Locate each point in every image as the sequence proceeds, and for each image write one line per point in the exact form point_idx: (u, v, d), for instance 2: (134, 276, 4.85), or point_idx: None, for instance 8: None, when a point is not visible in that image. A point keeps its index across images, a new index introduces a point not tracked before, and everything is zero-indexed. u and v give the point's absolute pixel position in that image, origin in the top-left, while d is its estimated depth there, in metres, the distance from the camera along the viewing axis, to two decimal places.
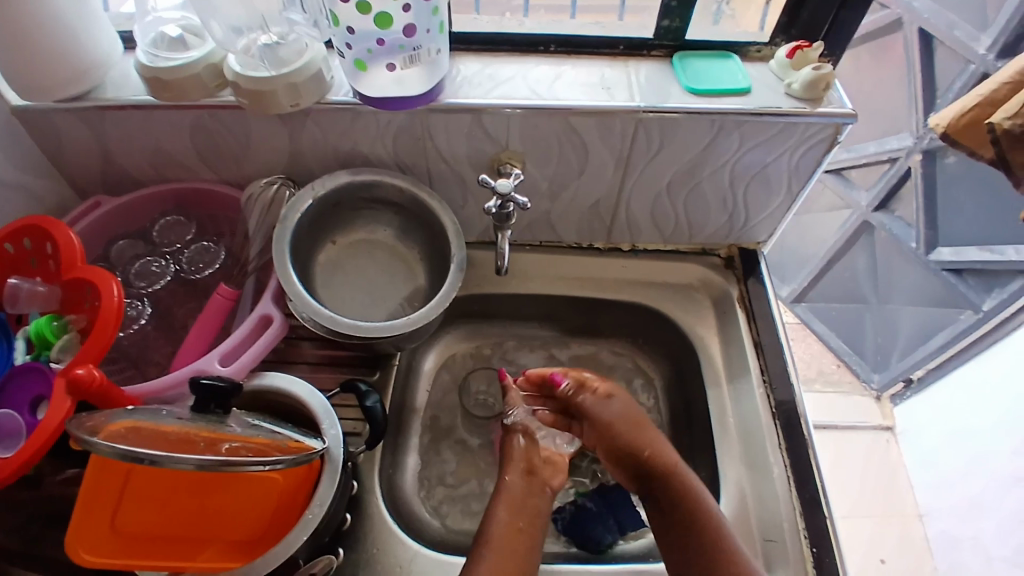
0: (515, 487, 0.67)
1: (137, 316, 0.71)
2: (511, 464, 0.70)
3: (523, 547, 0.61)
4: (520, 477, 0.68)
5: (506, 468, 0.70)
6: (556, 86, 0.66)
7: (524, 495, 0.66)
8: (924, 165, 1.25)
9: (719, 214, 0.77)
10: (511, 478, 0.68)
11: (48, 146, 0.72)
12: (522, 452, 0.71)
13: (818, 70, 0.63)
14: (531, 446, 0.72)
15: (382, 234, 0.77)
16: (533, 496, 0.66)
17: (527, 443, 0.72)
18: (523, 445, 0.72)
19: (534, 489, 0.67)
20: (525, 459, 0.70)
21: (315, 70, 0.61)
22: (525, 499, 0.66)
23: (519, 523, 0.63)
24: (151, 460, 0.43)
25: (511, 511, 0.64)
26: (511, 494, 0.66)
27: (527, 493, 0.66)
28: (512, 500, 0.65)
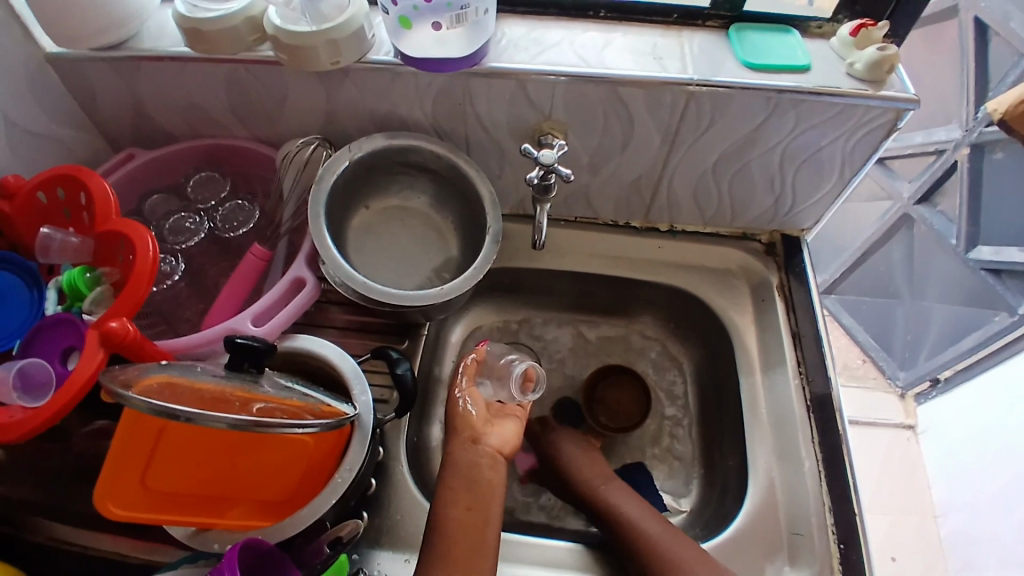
0: (462, 462, 0.63)
1: (171, 272, 0.71)
2: (456, 433, 0.65)
3: (475, 544, 0.58)
4: (466, 448, 0.64)
5: (449, 440, 0.65)
6: (605, 53, 0.63)
7: (473, 470, 0.62)
8: (971, 159, 1.20)
9: (764, 197, 0.74)
10: (456, 451, 0.64)
11: (83, 96, 0.71)
12: (465, 420, 0.66)
13: (883, 51, 0.60)
14: (478, 412, 0.67)
15: (416, 202, 0.75)
16: (483, 472, 0.62)
17: (471, 410, 0.67)
18: (467, 413, 0.66)
19: (483, 458, 0.63)
20: (469, 426, 0.65)
21: (358, 27, 0.59)
22: (472, 478, 0.62)
23: (467, 506, 0.60)
24: (188, 417, 0.43)
25: (463, 494, 0.60)
26: (458, 472, 0.62)
27: (478, 468, 0.62)
28: (460, 482, 0.61)
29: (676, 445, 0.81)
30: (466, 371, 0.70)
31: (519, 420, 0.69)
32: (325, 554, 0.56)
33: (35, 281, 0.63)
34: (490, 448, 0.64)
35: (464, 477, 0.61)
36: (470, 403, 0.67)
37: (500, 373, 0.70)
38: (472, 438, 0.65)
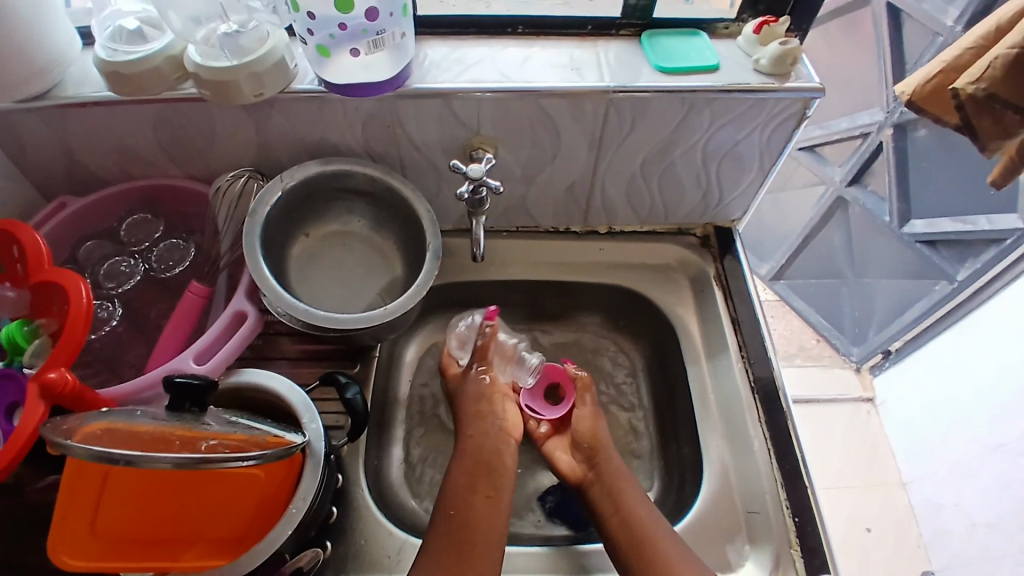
0: (483, 446, 0.68)
1: (108, 318, 0.70)
2: (470, 417, 0.71)
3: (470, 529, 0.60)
4: (490, 433, 0.69)
5: (468, 420, 0.71)
6: (526, 68, 0.65)
7: (488, 455, 0.67)
8: (896, 139, 1.27)
9: (693, 193, 0.77)
10: (476, 434, 0.69)
11: (9, 148, 0.70)
12: (486, 402, 0.72)
13: (785, 45, 0.63)
14: (494, 392, 0.74)
15: (356, 225, 0.76)
16: (497, 456, 0.67)
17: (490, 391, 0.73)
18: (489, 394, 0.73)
19: (500, 445, 0.69)
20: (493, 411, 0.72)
21: (278, 57, 0.60)
22: (489, 462, 0.67)
23: (488, 492, 0.64)
24: (128, 461, 0.42)
25: (476, 475, 0.65)
26: (471, 454, 0.67)
27: (492, 454, 0.67)
28: (474, 462, 0.66)
29: (634, 442, 0.81)
30: (482, 354, 0.75)
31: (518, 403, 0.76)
32: None
33: None
34: (502, 427, 0.71)
35: (483, 462, 0.66)
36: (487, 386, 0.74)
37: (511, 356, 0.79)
38: (494, 422, 0.71)
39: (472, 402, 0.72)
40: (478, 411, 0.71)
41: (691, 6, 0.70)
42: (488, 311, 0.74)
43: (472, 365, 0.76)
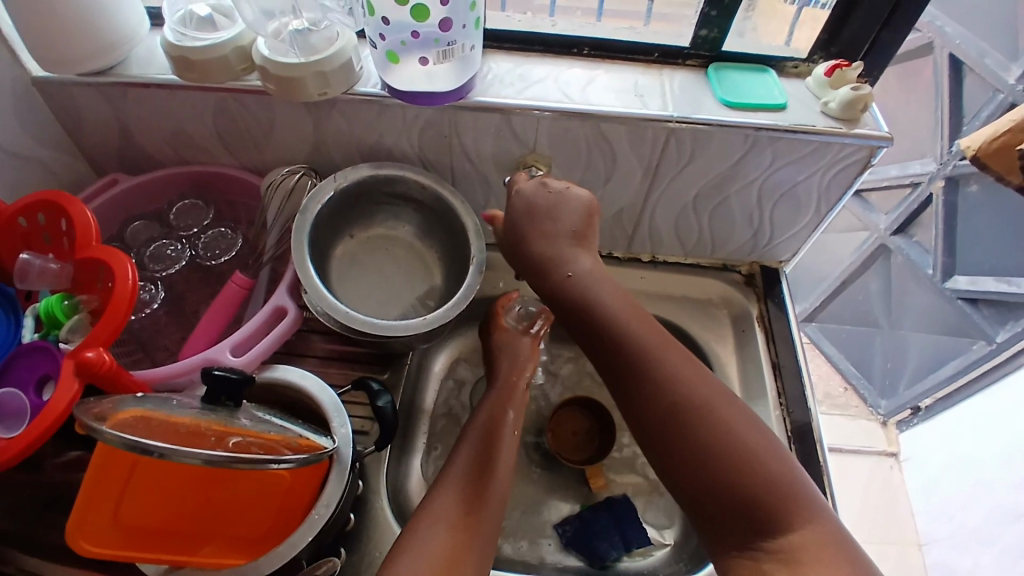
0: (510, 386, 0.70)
1: (150, 301, 0.71)
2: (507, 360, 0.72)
3: (478, 499, 0.58)
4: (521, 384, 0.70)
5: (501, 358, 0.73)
6: (589, 90, 0.65)
7: (512, 386, 0.69)
8: (947, 192, 1.23)
9: (744, 231, 0.76)
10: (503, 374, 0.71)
11: (67, 120, 0.71)
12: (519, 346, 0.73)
13: (857, 90, 0.62)
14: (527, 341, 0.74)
15: (401, 231, 0.76)
16: (516, 387, 0.70)
17: (527, 342, 0.74)
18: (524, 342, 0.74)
19: (521, 381, 0.70)
20: (521, 350, 0.73)
21: (346, 59, 0.60)
22: (512, 389, 0.69)
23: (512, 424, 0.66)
24: (160, 453, 0.42)
25: (504, 408, 0.67)
26: (500, 397, 0.68)
27: (516, 388, 0.69)
28: (503, 401, 0.68)
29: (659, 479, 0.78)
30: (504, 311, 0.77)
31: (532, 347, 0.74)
32: None
33: (14, 308, 0.62)
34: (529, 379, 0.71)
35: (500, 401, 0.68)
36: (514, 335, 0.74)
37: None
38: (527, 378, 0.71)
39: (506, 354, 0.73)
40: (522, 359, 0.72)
41: (742, 38, 0.69)
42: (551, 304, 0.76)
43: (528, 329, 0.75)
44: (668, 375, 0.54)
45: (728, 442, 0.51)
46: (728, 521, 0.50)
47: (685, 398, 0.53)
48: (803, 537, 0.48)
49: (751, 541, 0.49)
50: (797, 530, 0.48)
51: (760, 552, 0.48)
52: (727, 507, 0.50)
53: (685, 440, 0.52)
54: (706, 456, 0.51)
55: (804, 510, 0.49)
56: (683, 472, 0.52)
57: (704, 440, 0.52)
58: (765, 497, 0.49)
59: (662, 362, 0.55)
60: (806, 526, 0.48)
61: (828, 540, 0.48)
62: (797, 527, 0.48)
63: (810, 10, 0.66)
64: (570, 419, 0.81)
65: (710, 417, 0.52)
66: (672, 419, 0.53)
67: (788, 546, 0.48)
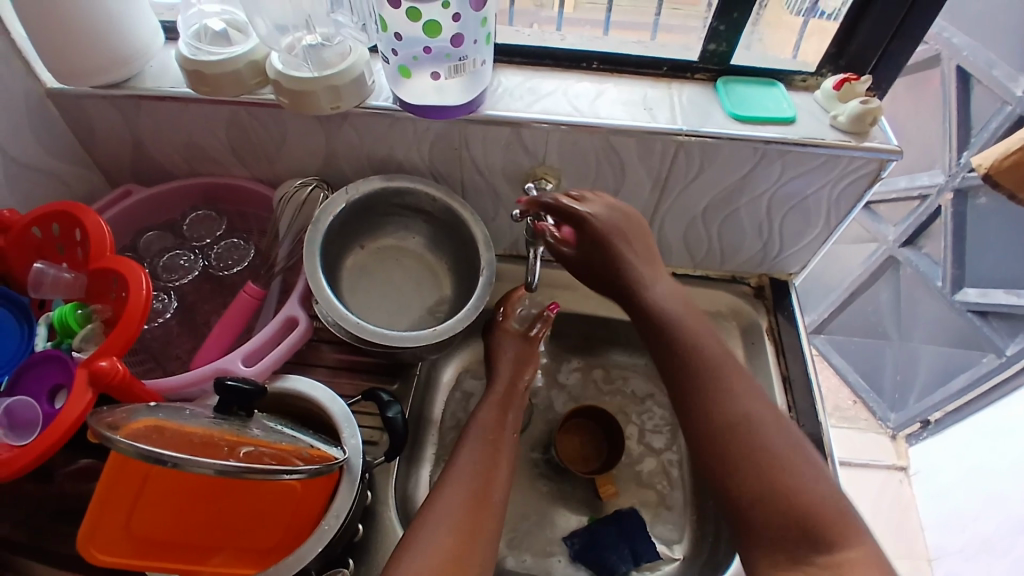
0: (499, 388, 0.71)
1: (163, 310, 0.71)
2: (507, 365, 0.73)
3: (484, 494, 0.60)
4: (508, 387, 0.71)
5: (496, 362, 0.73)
6: (598, 103, 0.65)
7: (509, 395, 0.70)
8: (956, 204, 1.22)
9: (753, 243, 0.76)
10: (499, 380, 0.72)
11: (82, 131, 0.72)
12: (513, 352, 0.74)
13: (866, 104, 0.62)
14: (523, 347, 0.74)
15: (410, 242, 0.76)
16: (512, 394, 0.70)
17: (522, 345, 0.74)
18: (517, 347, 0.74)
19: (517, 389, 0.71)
20: (519, 355, 0.73)
21: (358, 73, 0.60)
22: (508, 398, 0.70)
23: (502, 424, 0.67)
24: (174, 463, 0.42)
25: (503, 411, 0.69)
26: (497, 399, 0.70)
27: (512, 395, 0.70)
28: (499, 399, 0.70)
29: (667, 491, 0.78)
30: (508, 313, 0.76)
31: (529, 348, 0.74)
32: None
33: (26, 316, 0.63)
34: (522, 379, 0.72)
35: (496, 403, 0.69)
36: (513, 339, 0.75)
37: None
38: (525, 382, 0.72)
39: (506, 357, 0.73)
40: (519, 360, 0.73)
41: (749, 51, 0.70)
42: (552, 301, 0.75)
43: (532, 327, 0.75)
44: (734, 390, 0.58)
45: (785, 459, 0.54)
46: (778, 530, 0.52)
47: (741, 412, 0.57)
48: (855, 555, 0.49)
49: (805, 554, 0.50)
50: (849, 548, 0.50)
51: (810, 564, 0.50)
52: (780, 519, 0.52)
53: (740, 449, 0.55)
54: (765, 469, 0.54)
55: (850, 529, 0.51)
56: (739, 483, 0.54)
57: (760, 456, 0.54)
58: (813, 508, 0.51)
59: (737, 385, 0.59)
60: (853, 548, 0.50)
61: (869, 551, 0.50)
62: (851, 544, 0.50)
63: (816, 22, 0.67)
64: (577, 431, 0.81)
65: (760, 429, 0.56)
66: (725, 432, 0.57)
67: (842, 559, 0.49)
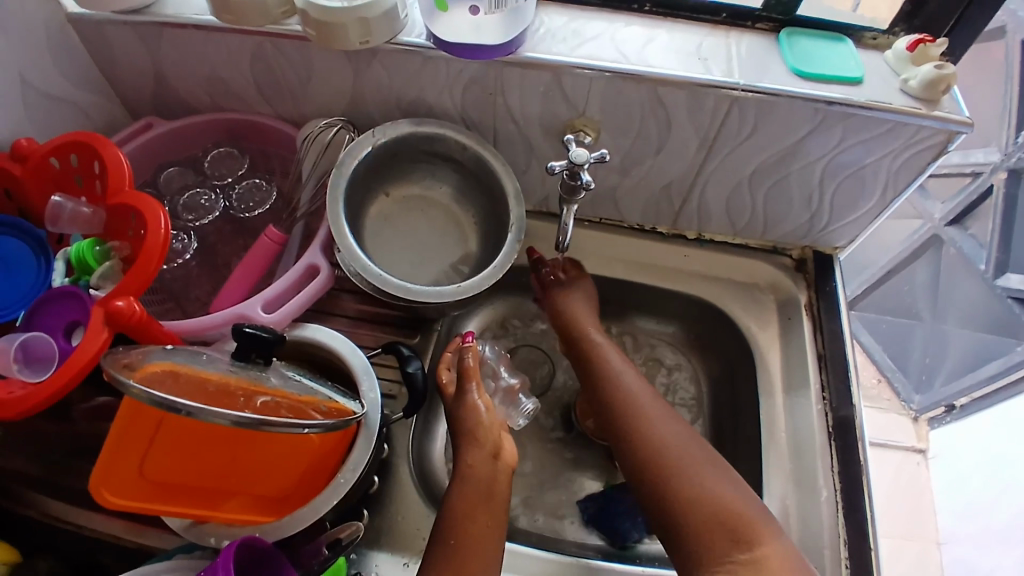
0: (479, 474, 0.57)
1: (183, 251, 0.69)
2: (468, 442, 0.59)
3: None
4: (486, 461, 0.58)
5: (462, 448, 0.59)
6: (648, 50, 0.60)
7: (488, 481, 0.57)
8: (1009, 184, 1.14)
9: (800, 212, 0.71)
10: (475, 464, 0.58)
11: (101, 59, 0.68)
12: (476, 426, 0.60)
13: (941, 69, 0.56)
14: (494, 416, 0.61)
15: (437, 192, 0.73)
16: (498, 484, 0.57)
17: (482, 413, 0.61)
18: (478, 413, 0.60)
19: (502, 474, 0.58)
20: (490, 433, 0.59)
21: (389, 6, 0.56)
22: (490, 490, 0.56)
23: (486, 519, 0.55)
24: (188, 411, 0.40)
25: (475, 511, 0.55)
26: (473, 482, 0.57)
27: (495, 482, 0.57)
28: (473, 493, 0.56)
29: None
30: (472, 374, 0.63)
31: (486, 424, 0.60)
32: (323, 555, 0.53)
33: (43, 249, 0.61)
34: (501, 452, 0.59)
35: (474, 489, 0.56)
36: (486, 411, 0.61)
37: (507, 395, 0.73)
38: (498, 459, 0.58)
39: (472, 428, 0.60)
40: (487, 436, 0.59)
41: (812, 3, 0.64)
42: (465, 333, 0.66)
43: (467, 385, 0.62)
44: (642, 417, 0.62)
45: (668, 461, 0.58)
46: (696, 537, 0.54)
47: (631, 429, 0.61)
48: (770, 552, 0.52)
49: (728, 552, 0.52)
50: (761, 544, 0.52)
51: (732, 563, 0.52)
52: (695, 526, 0.54)
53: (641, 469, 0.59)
54: (666, 488, 0.57)
55: (766, 529, 0.53)
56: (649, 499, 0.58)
57: (666, 474, 0.57)
58: (701, 511, 0.55)
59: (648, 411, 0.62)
60: (763, 543, 0.53)
61: (778, 544, 0.53)
62: (764, 540, 0.53)
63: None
64: None
65: (647, 439, 0.60)
66: (631, 451, 0.61)
67: (758, 556, 0.52)
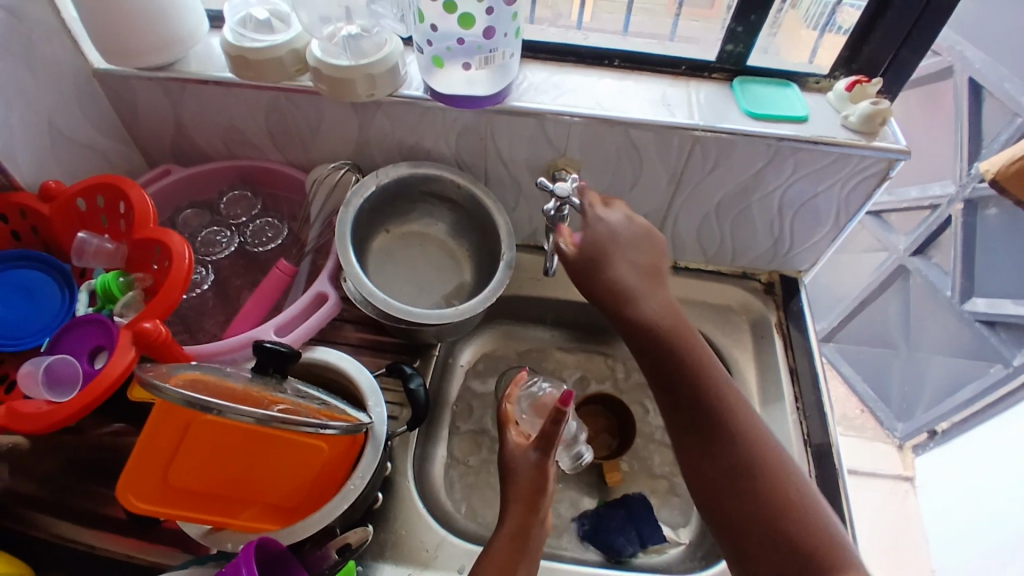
0: (519, 530, 0.58)
1: (201, 282, 0.75)
2: (520, 503, 0.60)
3: None
4: (535, 527, 0.59)
5: (505, 498, 0.61)
6: (619, 98, 0.69)
7: (526, 535, 0.58)
8: (966, 214, 1.23)
9: (764, 239, 0.78)
10: (514, 519, 0.59)
11: (127, 112, 0.76)
12: (522, 487, 0.60)
13: (876, 105, 0.64)
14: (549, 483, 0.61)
15: (435, 229, 0.80)
16: (537, 544, 0.59)
17: (531, 474, 0.61)
18: (533, 476, 0.61)
19: (540, 534, 0.59)
20: (543, 497, 0.60)
21: (393, 64, 0.64)
22: (529, 547, 0.58)
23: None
24: (218, 409, 0.45)
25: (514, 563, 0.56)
26: (507, 535, 0.58)
27: (532, 539, 0.59)
28: (510, 549, 0.57)
29: (677, 479, 0.79)
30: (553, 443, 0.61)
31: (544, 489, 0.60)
32: (332, 560, 0.56)
33: (67, 282, 0.66)
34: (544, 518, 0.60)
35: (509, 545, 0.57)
36: (543, 477, 0.61)
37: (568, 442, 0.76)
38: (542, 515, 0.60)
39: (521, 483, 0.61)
40: (530, 496, 0.60)
41: (766, 55, 0.73)
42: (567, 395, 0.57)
43: (540, 446, 0.62)
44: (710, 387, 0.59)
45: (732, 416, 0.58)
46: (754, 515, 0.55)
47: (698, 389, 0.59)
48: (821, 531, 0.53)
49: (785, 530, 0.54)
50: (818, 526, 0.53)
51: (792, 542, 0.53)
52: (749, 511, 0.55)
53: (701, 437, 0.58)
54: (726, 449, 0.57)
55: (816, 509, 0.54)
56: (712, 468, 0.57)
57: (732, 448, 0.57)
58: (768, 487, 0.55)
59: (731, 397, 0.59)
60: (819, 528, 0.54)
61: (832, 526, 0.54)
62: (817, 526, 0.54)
63: (830, 36, 0.70)
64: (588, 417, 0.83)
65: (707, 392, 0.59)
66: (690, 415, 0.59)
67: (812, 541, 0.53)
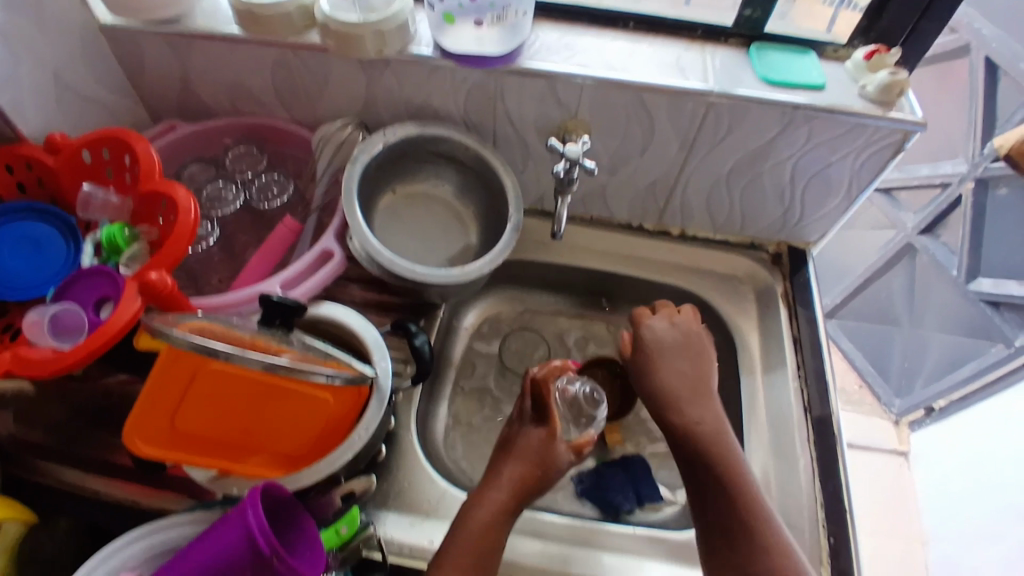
0: (505, 487, 0.60)
1: (206, 236, 0.76)
2: (517, 466, 0.62)
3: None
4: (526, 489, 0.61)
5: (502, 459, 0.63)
6: (632, 61, 0.67)
7: (515, 492, 0.60)
8: (976, 193, 1.21)
9: (774, 208, 0.78)
10: (503, 478, 0.61)
11: (133, 66, 0.75)
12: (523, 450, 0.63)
13: (894, 75, 0.63)
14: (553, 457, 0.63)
15: (442, 189, 0.79)
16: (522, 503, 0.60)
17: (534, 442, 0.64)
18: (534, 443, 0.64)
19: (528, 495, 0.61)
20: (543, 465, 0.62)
21: (402, 20, 0.63)
22: (514, 505, 0.59)
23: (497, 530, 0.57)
24: (226, 354, 0.46)
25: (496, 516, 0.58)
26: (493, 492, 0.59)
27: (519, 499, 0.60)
28: (494, 503, 0.58)
29: None
30: None
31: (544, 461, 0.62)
32: (336, 507, 0.59)
33: (72, 234, 0.66)
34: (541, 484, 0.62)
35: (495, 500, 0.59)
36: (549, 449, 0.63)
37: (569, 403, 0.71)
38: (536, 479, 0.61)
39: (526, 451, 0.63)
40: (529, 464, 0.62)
41: (782, 21, 0.71)
42: None
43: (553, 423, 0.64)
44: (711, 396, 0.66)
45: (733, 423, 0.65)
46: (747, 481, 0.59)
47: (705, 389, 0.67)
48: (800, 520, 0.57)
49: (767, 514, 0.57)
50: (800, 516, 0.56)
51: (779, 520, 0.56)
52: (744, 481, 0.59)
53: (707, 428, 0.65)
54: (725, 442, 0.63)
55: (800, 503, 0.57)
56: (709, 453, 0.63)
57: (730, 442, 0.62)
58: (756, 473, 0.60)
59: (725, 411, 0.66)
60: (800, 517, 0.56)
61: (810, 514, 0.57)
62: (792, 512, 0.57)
63: (846, 12, 0.69)
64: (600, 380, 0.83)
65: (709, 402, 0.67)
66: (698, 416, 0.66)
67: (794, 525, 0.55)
